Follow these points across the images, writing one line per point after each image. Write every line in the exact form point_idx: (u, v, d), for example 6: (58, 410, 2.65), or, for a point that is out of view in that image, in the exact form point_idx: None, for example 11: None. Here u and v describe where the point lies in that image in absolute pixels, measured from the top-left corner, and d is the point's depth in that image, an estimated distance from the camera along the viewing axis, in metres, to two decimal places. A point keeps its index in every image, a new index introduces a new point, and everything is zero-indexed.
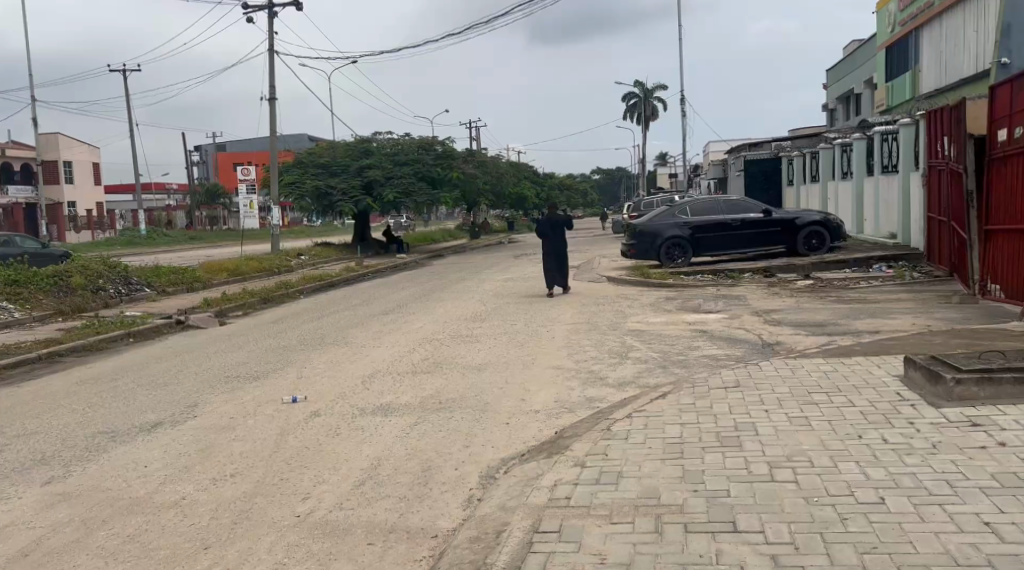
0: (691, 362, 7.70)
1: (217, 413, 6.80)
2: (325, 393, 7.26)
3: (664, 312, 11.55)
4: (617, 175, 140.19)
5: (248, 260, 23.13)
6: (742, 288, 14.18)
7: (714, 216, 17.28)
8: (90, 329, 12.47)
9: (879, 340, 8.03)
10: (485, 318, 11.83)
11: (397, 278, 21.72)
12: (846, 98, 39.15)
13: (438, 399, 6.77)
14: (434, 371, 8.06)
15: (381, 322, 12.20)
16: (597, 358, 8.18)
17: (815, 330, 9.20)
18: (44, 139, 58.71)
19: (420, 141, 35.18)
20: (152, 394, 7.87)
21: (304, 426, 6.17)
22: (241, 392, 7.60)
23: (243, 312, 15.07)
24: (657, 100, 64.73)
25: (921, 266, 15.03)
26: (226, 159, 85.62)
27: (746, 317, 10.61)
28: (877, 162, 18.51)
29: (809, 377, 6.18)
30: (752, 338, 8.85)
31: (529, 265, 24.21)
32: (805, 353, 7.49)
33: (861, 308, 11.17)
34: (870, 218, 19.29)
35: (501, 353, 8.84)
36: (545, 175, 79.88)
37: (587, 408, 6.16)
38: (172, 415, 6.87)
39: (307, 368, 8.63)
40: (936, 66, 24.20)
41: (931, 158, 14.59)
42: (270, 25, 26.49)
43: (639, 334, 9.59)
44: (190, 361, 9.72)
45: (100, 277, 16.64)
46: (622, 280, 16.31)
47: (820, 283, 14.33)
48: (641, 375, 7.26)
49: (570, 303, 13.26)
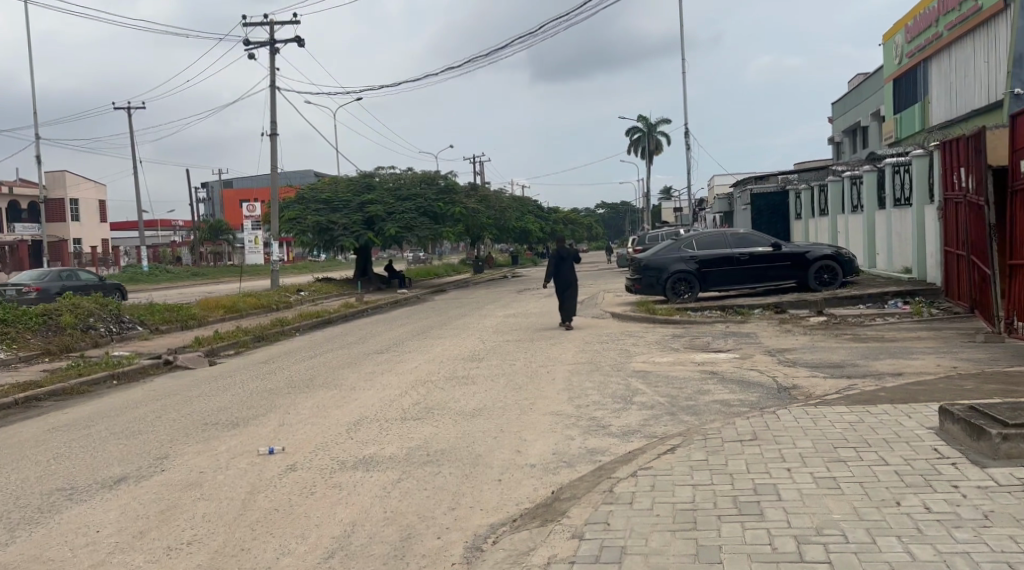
0: (702, 408, 7.14)
1: (186, 467, 6.25)
2: (304, 443, 6.71)
3: (670, 351, 11.00)
4: (622, 209, 140.31)
5: (246, 296, 22.73)
6: (752, 325, 13.63)
7: (721, 250, 16.80)
8: (74, 370, 11.98)
9: (904, 385, 7.48)
10: (484, 357, 11.30)
11: (397, 314, 21.24)
12: (852, 131, 38.94)
13: (426, 450, 6.21)
14: (425, 417, 7.52)
15: (375, 361, 11.68)
16: (599, 403, 7.62)
17: (833, 373, 8.65)
18: (50, 177, 59.06)
19: (423, 175, 35.00)
20: (121, 444, 7.31)
21: (277, 483, 5.62)
22: (216, 442, 7.05)
23: (235, 351, 14.58)
24: (662, 134, 64.84)
25: (938, 302, 14.49)
26: (231, 196, 86.05)
27: (758, 357, 10.04)
28: (889, 195, 18.07)
29: (833, 427, 5.62)
30: (767, 381, 8.30)
31: (532, 300, 23.71)
32: (827, 399, 6.91)
33: (880, 347, 10.60)
34: (883, 251, 18.80)
35: (498, 397, 8.30)
36: (549, 210, 79.90)
37: (588, 462, 5.59)
38: (137, 467, 6.32)
39: (291, 414, 8.09)
40: (946, 97, 23.86)
41: (946, 191, 14.15)
42: (272, 61, 26.48)
43: (645, 376, 9.03)
44: (170, 406, 9.18)
45: (90, 314, 16.17)
46: (627, 317, 15.77)
47: (834, 320, 13.78)
48: (648, 423, 6.69)
49: (573, 341, 12.72)
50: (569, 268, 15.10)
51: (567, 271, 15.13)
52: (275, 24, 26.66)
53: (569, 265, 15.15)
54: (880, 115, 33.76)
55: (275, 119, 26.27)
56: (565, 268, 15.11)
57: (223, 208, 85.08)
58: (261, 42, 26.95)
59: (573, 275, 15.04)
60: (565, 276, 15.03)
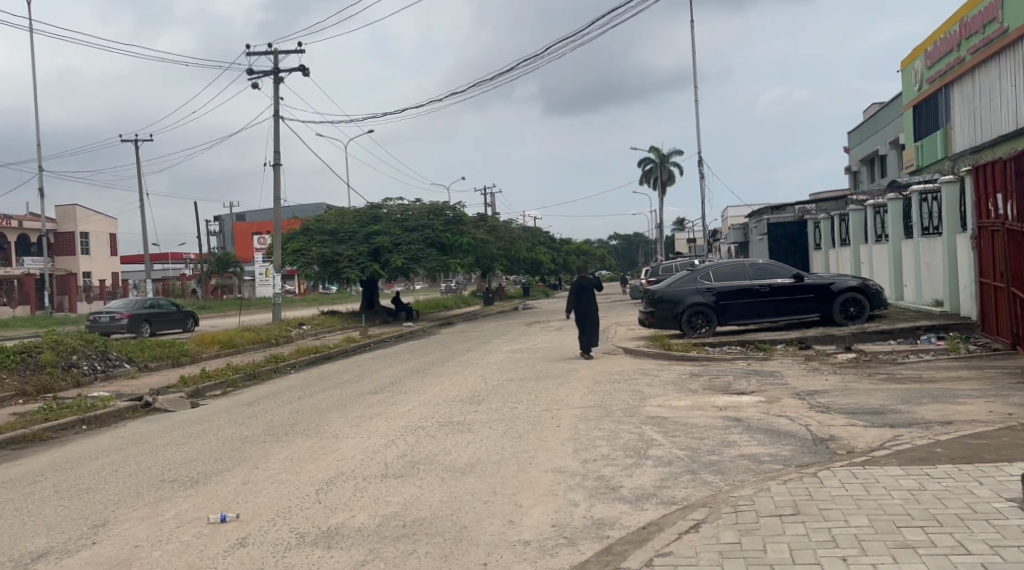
0: (727, 466, 6.14)
1: (123, 538, 5.34)
2: (263, 507, 5.78)
3: (689, 394, 9.97)
4: (634, 240, 139.44)
5: (244, 331, 21.97)
6: (776, 363, 12.61)
7: (739, 281, 15.87)
8: (41, 414, 11.09)
9: (961, 437, 6.49)
10: (485, 399, 10.34)
11: (399, 350, 20.31)
12: (870, 160, 38.08)
13: (401, 519, 5.26)
14: (407, 473, 6.56)
15: (366, 403, 10.75)
16: (608, 457, 6.64)
17: (874, 422, 7.64)
18: (61, 211, 59.20)
19: (430, 206, 34.36)
20: (62, 505, 6.41)
21: (218, 562, 4.69)
22: (166, 505, 6.15)
23: (222, 391, 13.69)
24: (675, 166, 64.24)
25: (975, 338, 13.47)
26: (243, 229, 85.92)
27: (787, 401, 9.01)
28: (916, 224, 17.07)
29: (891, 497, 4.63)
30: (800, 432, 7.31)
31: (541, 334, 22.75)
32: (875, 456, 5.89)
33: (921, 389, 9.53)
34: (911, 283, 17.76)
35: (495, 447, 7.35)
36: (561, 242, 79.19)
37: (593, 539, 4.62)
38: (66, 540, 5.42)
39: (262, 468, 7.17)
40: (971, 123, 22.98)
41: (980, 218, 13.22)
42: (275, 90, 26.06)
43: (661, 423, 8.04)
44: (131, 457, 8.27)
45: (73, 351, 15.42)
46: (640, 353, 14.78)
47: (864, 357, 12.77)
48: (665, 485, 5.70)
49: (582, 380, 11.72)
50: (590, 300, 14.71)
51: (587, 301, 14.76)
52: (279, 54, 26.31)
53: (589, 297, 14.79)
54: (899, 143, 32.91)
55: (278, 149, 25.75)
56: (585, 299, 14.80)
57: (234, 241, 85.04)
58: (265, 72, 26.61)
59: (592, 306, 14.66)
60: (584, 307, 14.69)
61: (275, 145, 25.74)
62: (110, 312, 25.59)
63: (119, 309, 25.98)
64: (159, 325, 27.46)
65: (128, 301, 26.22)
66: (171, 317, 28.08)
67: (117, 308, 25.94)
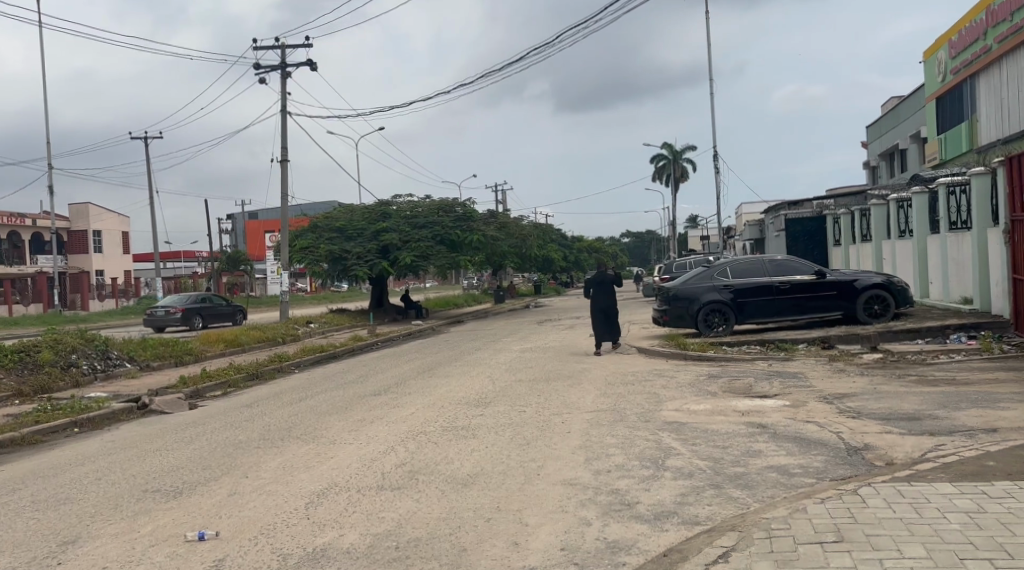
0: (755, 480, 5.61)
1: (91, 558, 4.87)
2: (246, 524, 5.30)
3: (708, 397, 9.42)
4: (647, 238, 138.53)
5: (250, 329, 21.59)
6: (798, 364, 12.03)
7: (758, 278, 15.27)
8: (33, 415, 10.69)
9: (1011, 447, 5.92)
10: (492, 402, 9.82)
11: (406, 348, 19.85)
12: (889, 155, 37.28)
13: (394, 539, 4.76)
14: (406, 484, 6.06)
15: (368, 406, 10.26)
16: (623, 468, 6.12)
17: (912, 429, 7.07)
18: (73, 209, 59.23)
19: (440, 203, 33.89)
20: (33, 518, 5.94)
21: None
22: (143, 519, 5.67)
23: (222, 392, 13.25)
24: (688, 162, 63.54)
25: (1009, 337, 12.83)
26: (254, 227, 85.77)
27: (813, 405, 8.44)
28: (942, 218, 16.41)
29: (948, 520, 4.08)
30: (831, 441, 6.76)
31: (552, 333, 22.22)
32: (920, 470, 5.34)
33: (957, 392, 8.93)
34: (937, 280, 17.11)
35: (501, 455, 6.84)
36: (573, 239, 78.61)
37: (607, 566, 4.10)
38: (30, 559, 4.95)
39: (252, 478, 6.69)
40: (997, 114, 22.25)
41: (1014, 211, 12.60)
42: (283, 84, 25.65)
43: (681, 429, 7.50)
44: (117, 464, 7.81)
45: (73, 350, 15.05)
46: (655, 352, 14.23)
47: (892, 358, 12.18)
48: (686, 501, 5.17)
49: (593, 382, 11.18)
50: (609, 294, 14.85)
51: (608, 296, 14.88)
52: (287, 48, 25.92)
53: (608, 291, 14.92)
54: (920, 137, 32.12)
55: (285, 145, 25.35)
56: (604, 294, 14.92)
57: (246, 239, 84.97)
58: (273, 66, 26.23)
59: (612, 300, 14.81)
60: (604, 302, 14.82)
61: (283, 141, 25.35)
62: (164, 307, 26.47)
63: (173, 303, 26.83)
64: (210, 319, 28.27)
65: (180, 295, 26.99)
66: (222, 310, 28.76)
67: (171, 302, 26.87)
